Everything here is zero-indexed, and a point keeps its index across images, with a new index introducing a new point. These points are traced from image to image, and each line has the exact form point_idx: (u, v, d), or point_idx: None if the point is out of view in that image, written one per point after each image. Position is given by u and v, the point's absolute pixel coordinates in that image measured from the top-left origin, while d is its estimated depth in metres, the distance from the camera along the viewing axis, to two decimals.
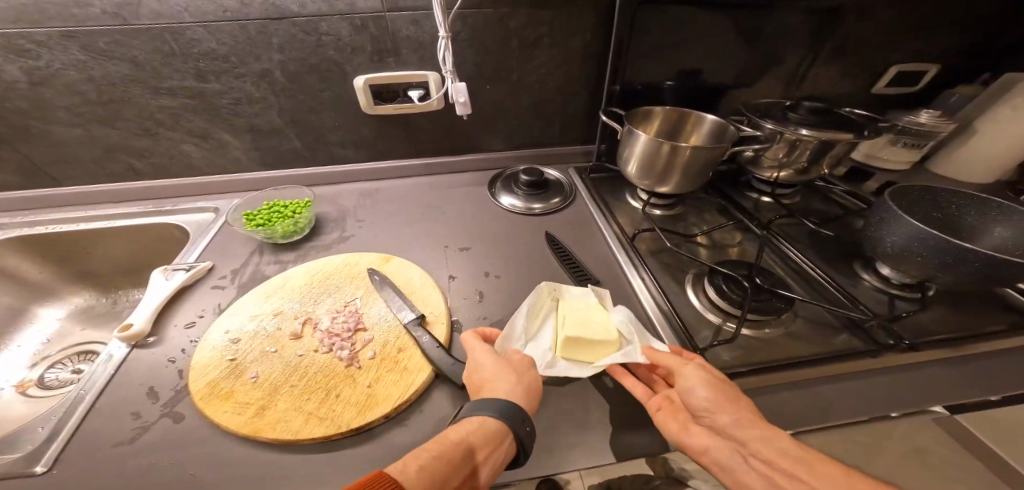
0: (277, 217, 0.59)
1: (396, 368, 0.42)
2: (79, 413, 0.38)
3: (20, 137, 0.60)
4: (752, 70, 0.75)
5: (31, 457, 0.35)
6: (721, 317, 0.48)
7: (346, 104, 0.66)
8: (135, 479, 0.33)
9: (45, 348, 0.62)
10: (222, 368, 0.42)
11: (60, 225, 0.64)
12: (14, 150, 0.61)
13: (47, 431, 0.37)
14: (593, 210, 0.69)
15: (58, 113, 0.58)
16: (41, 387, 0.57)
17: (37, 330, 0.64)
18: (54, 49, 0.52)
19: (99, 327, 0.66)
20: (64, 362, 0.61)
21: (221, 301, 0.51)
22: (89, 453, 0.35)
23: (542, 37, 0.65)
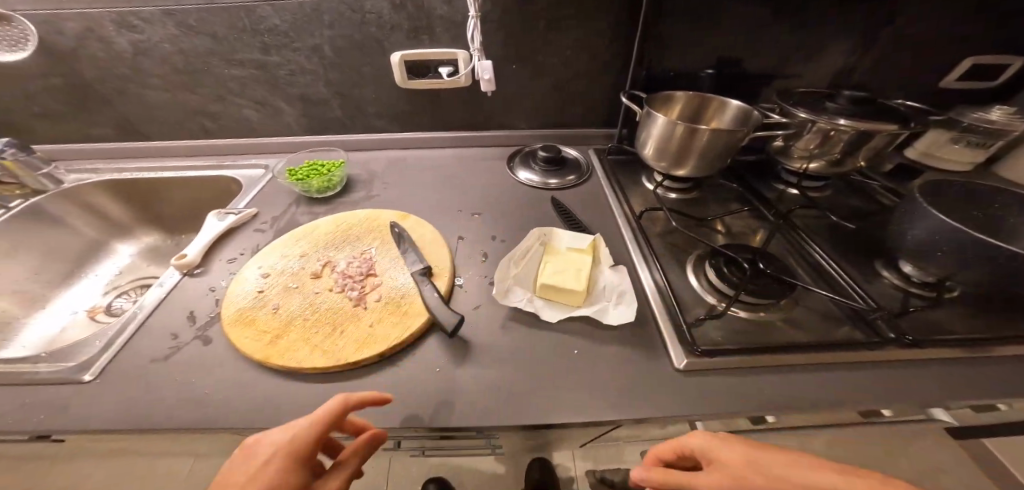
0: (315, 173, 0.66)
1: (396, 313, 0.47)
2: (130, 331, 0.46)
3: (123, 98, 0.72)
4: (795, 56, 0.70)
5: (86, 365, 0.42)
6: (719, 299, 0.46)
7: (384, 77, 0.72)
8: (174, 382, 0.41)
9: (112, 280, 0.74)
10: (250, 298, 0.48)
11: (146, 172, 0.76)
12: (117, 110, 0.73)
13: (101, 347, 0.45)
14: (607, 189, 0.69)
15: (153, 79, 0.69)
16: (107, 312, 0.69)
17: (113, 262, 0.77)
18: (156, 25, 0.62)
19: (161, 264, 0.78)
20: (129, 293, 0.73)
21: (259, 243, 0.57)
22: (131, 364, 0.43)
23: (571, 17, 0.66)
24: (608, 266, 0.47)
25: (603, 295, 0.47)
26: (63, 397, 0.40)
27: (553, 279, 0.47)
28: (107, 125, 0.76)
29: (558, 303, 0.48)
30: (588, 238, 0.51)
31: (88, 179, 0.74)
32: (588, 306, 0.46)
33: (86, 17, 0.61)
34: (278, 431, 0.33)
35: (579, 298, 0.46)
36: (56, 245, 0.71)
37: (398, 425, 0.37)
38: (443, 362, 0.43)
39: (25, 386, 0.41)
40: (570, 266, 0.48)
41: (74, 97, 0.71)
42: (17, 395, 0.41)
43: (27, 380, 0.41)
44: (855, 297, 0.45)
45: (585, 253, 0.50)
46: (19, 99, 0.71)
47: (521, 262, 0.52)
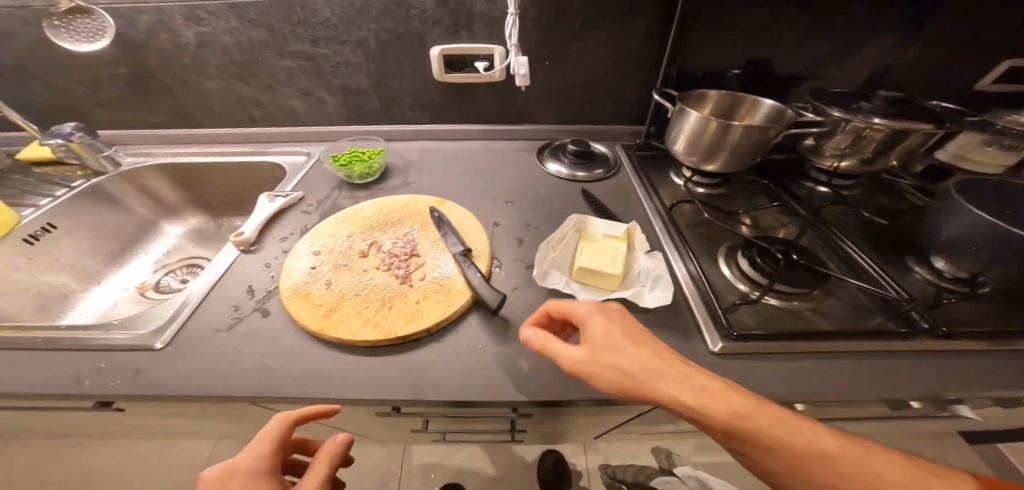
0: (356, 159, 0.70)
1: (441, 291, 0.49)
2: (194, 301, 0.49)
3: (182, 87, 0.75)
4: (828, 57, 0.71)
5: (156, 332, 0.45)
6: (751, 288, 0.48)
7: (423, 69, 0.75)
8: (240, 350, 0.44)
9: (160, 259, 0.79)
10: (303, 273, 0.51)
11: (195, 157, 0.80)
12: (175, 99, 0.77)
13: (168, 318, 0.47)
14: (635, 183, 0.71)
15: (209, 69, 0.72)
16: (156, 289, 0.74)
17: (162, 242, 0.81)
18: (219, 18, 0.65)
19: (205, 246, 0.83)
20: (176, 271, 0.78)
21: (306, 224, 0.61)
22: (197, 333, 0.46)
23: (609, 15, 0.67)
24: (644, 253, 0.49)
25: (639, 280, 0.48)
26: (138, 362, 0.43)
27: (590, 263, 0.49)
28: (163, 113, 0.79)
29: (594, 287, 0.49)
30: (622, 227, 0.53)
31: (144, 162, 0.78)
32: (624, 290, 0.48)
33: (162, 11, 0.64)
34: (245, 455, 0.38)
35: (615, 282, 0.48)
36: (112, 226, 0.75)
37: (451, 395, 0.40)
38: (487, 338, 0.46)
39: (100, 352, 0.44)
40: (606, 252, 0.50)
41: (132, 85, 0.75)
42: (93, 361, 0.43)
43: (102, 347, 0.44)
44: (887, 287, 0.46)
45: (621, 241, 0.51)
46: (80, 86, 0.75)
47: (558, 248, 0.54)
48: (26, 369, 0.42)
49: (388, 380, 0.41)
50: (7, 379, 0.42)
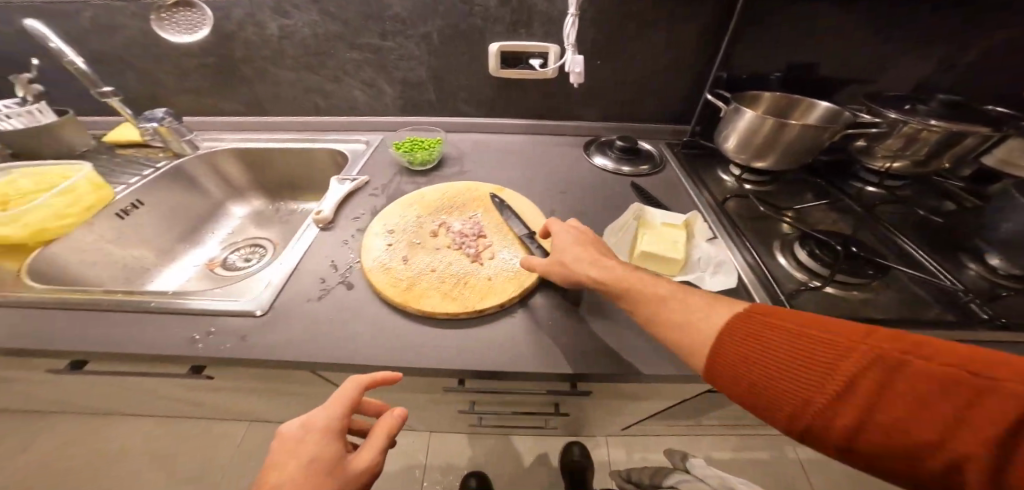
0: (417, 147, 0.74)
1: (510, 269, 0.53)
2: (285, 273, 0.53)
3: (258, 78, 0.81)
4: (879, 62, 0.72)
5: (256, 301, 0.49)
6: (809, 277, 0.50)
7: (480, 64, 0.79)
8: (333, 318, 0.49)
9: (224, 238, 0.85)
10: (383, 250, 0.55)
11: (262, 143, 0.85)
12: (251, 91, 0.83)
13: (261, 288, 0.51)
14: (683, 179, 0.74)
15: (284, 60, 0.78)
16: (224, 266, 0.80)
17: (228, 224, 0.87)
18: (301, 11, 0.71)
19: (265, 229, 0.89)
20: (240, 251, 0.83)
21: (376, 206, 0.65)
22: (291, 302, 0.50)
23: (666, 17, 0.69)
24: (705, 240, 0.52)
25: (699, 265, 0.51)
26: (243, 327, 0.47)
27: (652, 248, 0.52)
28: (236, 100, 0.85)
29: (655, 271, 0.52)
30: (680, 217, 0.56)
31: (218, 147, 0.84)
32: (684, 274, 0.51)
33: (254, 6, 0.70)
34: (319, 415, 0.38)
35: (676, 267, 0.51)
36: (186, 207, 0.81)
37: (531, 365, 0.43)
38: (556, 315, 0.49)
39: (207, 317, 0.48)
40: (669, 237, 0.53)
41: (209, 76, 0.80)
42: (201, 324, 0.47)
43: (206, 312, 0.48)
44: (945, 279, 0.49)
45: (680, 229, 0.54)
46: (163, 74, 0.81)
47: (617, 235, 0.57)
48: (143, 330, 0.47)
49: (471, 349, 0.45)
50: (129, 337, 0.46)
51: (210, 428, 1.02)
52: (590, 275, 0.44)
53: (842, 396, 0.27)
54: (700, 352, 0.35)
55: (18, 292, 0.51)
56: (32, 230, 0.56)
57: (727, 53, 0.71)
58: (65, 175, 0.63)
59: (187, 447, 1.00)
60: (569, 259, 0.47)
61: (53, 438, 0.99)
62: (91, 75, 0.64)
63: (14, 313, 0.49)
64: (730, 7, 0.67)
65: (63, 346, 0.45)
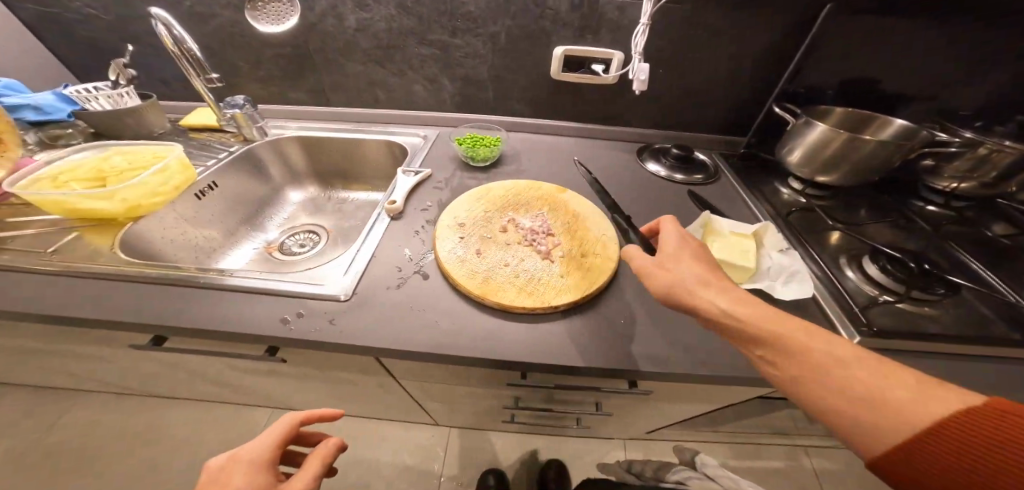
0: (479, 143, 0.77)
1: (580, 269, 0.54)
2: (363, 260, 0.55)
3: (327, 67, 0.87)
4: (957, 81, 0.70)
5: (339, 286, 0.51)
6: (879, 292, 0.52)
7: (541, 65, 0.81)
8: (412, 305, 0.50)
9: (284, 224, 0.91)
10: (457, 243, 0.57)
11: (327, 131, 0.92)
12: (318, 80, 0.90)
13: (340, 274, 0.53)
14: (738, 189, 0.75)
15: (357, 52, 0.83)
16: (280, 250, 0.85)
17: (286, 207, 0.94)
18: (379, 7, 0.75)
19: (316, 216, 0.94)
20: (294, 236, 0.89)
21: (441, 199, 0.68)
22: (373, 289, 0.52)
23: (739, 30, 0.70)
24: (776, 250, 0.52)
25: (768, 275, 0.52)
26: (330, 310, 0.49)
27: (721, 255, 0.53)
28: (300, 89, 0.92)
29: (723, 279, 0.53)
30: (749, 227, 0.56)
31: (284, 133, 0.91)
32: (753, 283, 0.51)
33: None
34: (252, 445, 0.40)
35: (743, 275, 0.52)
36: (251, 191, 0.88)
37: (611, 362, 0.45)
38: (628, 316, 0.50)
39: (294, 299, 0.50)
40: (739, 246, 0.54)
41: (283, 66, 0.87)
42: (289, 306, 0.49)
43: (294, 295, 0.50)
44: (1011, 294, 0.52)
45: (749, 239, 0.54)
46: (242, 62, 0.87)
47: None
48: (235, 308, 0.49)
49: (550, 343, 0.47)
50: (222, 313, 0.49)
51: (245, 408, 1.06)
52: (721, 307, 0.38)
53: (976, 469, 0.28)
54: (832, 401, 0.32)
55: (109, 268, 0.54)
56: (130, 206, 0.61)
57: (798, 67, 0.71)
58: (154, 155, 0.69)
59: (224, 424, 1.03)
60: (694, 285, 0.40)
61: (99, 407, 1.03)
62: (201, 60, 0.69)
63: (109, 286, 0.52)
64: (804, 22, 0.68)
65: (161, 319, 0.48)
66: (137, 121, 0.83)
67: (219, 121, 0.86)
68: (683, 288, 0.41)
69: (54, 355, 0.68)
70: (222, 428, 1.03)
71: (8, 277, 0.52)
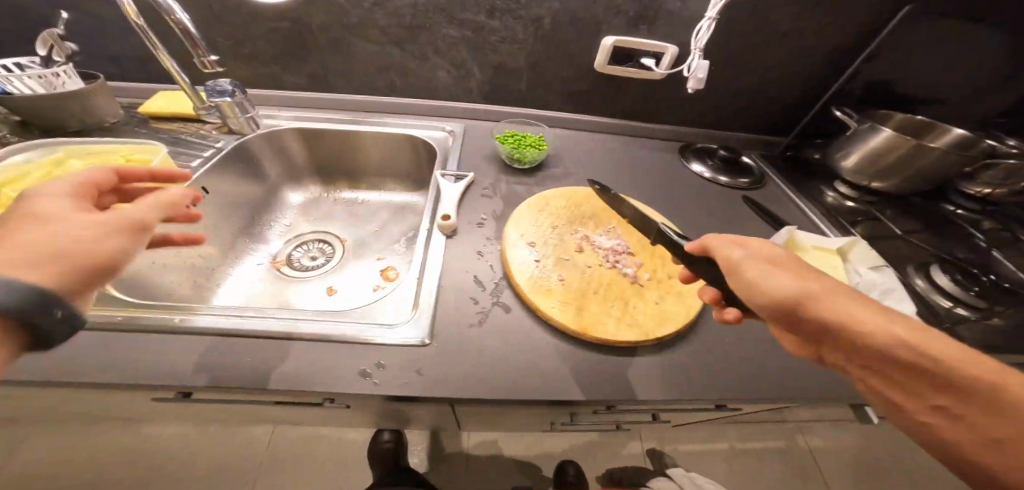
0: (523, 144, 0.70)
1: (672, 291, 0.50)
2: (432, 292, 0.48)
3: (333, 47, 0.75)
4: (994, 90, 0.72)
5: (413, 327, 0.44)
6: (951, 303, 0.53)
7: (585, 56, 0.74)
8: (501, 346, 0.44)
9: (290, 234, 0.79)
10: (534, 267, 0.51)
11: (333, 123, 0.80)
12: (321, 61, 0.77)
13: (408, 310, 0.46)
14: (787, 192, 0.75)
15: (372, 30, 0.71)
16: (289, 265, 0.73)
17: (287, 211, 0.82)
18: None
19: (323, 221, 0.82)
20: (302, 247, 0.77)
21: (496, 210, 0.61)
22: (452, 327, 0.45)
23: (804, 29, 0.66)
24: (866, 267, 0.51)
25: (858, 291, 0.51)
26: (408, 359, 0.41)
27: None
28: (297, 71, 0.79)
29: None
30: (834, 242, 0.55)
31: (280, 125, 0.78)
32: None
33: None
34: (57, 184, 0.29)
35: None
36: (245, 196, 0.74)
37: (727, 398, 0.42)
38: (727, 343, 0.48)
39: (360, 348, 0.42)
40: (828, 264, 0.52)
41: (280, 43, 0.74)
42: (363, 356, 0.41)
43: (365, 340, 0.42)
44: None
45: (836, 255, 0.53)
46: (224, 36, 0.72)
47: None
48: (294, 361, 0.40)
49: (662, 381, 0.43)
50: (275, 371, 0.39)
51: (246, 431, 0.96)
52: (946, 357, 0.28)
53: None
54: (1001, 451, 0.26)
55: (107, 315, 0.42)
56: None
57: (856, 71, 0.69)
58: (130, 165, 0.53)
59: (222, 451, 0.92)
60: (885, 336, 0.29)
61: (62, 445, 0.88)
62: (195, 38, 0.52)
63: (112, 342, 0.40)
64: (869, 24, 0.65)
65: (200, 382, 0.38)
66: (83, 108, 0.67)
67: (196, 110, 0.71)
68: (853, 322, 0.30)
69: (22, 411, 0.55)
70: (220, 457, 0.92)
71: None
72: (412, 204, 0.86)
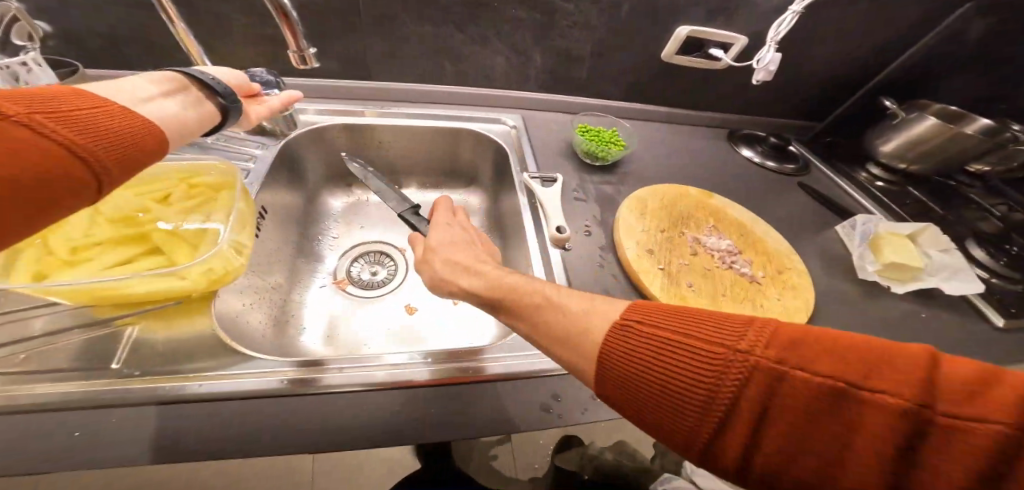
0: (602, 140, 0.67)
1: (787, 285, 0.53)
2: None
3: (380, 29, 0.65)
4: None
5: None
6: (988, 272, 0.63)
7: (654, 45, 0.71)
8: None
9: (341, 248, 0.71)
10: (660, 275, 0.52)
11: (379, 117, 0.71)
12: (363, 44, 0.67)
13: None
14: (830, 176, 0.81)
15: (430, 9, 0.63)
16: (353, 283, 0.66)
17: (333, 220, 0.73)
18: None
19: (374, 228, 0.75)
20: (360, 261, 0.70)
21: (595, 216, 0.60)
22: None
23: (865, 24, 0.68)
24: (936, 250, 0.60)
25: (932, 271, 0.59)
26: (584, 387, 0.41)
27: (899, 255, 0.58)
28: (333, 57, 0.68)
29: (899, 278, 0.59)
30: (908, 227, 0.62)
31: (321, 123, 0.68)
32: (922, 280, 0.58)
33: None
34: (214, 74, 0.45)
35: (918, 272, 0.58)
36: (290, 208, 0.65)
37: None
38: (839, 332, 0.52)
39: (533, 381, 0.40)
40: (910, 245, 0.59)
41: (315, 23, 0.62)
42: (536, 389, 0.40)
43: (536, 373, 0.40)
44: None
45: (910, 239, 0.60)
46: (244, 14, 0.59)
47: (852, 243, 0.62)
48: (475, 404, 0.38)
49: None
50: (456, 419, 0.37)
51: None
52: (463, 290, 0.37)
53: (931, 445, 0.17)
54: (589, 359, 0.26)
55: (245, 375, 0.36)
56: (214, 276, 0.37)
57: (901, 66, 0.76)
58: (187, 188, 0.42)
59: None
60: (488, 303, 0.35)
61: None
62: (298, 25, 0.37)
63: (271, 406, 0.34)
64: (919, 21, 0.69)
65: (384, 441, 0.35)
66: None
67: None
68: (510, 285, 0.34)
69: None
70: None
71: (67, 419, 0.31)
72: (463, 203, 0.79)
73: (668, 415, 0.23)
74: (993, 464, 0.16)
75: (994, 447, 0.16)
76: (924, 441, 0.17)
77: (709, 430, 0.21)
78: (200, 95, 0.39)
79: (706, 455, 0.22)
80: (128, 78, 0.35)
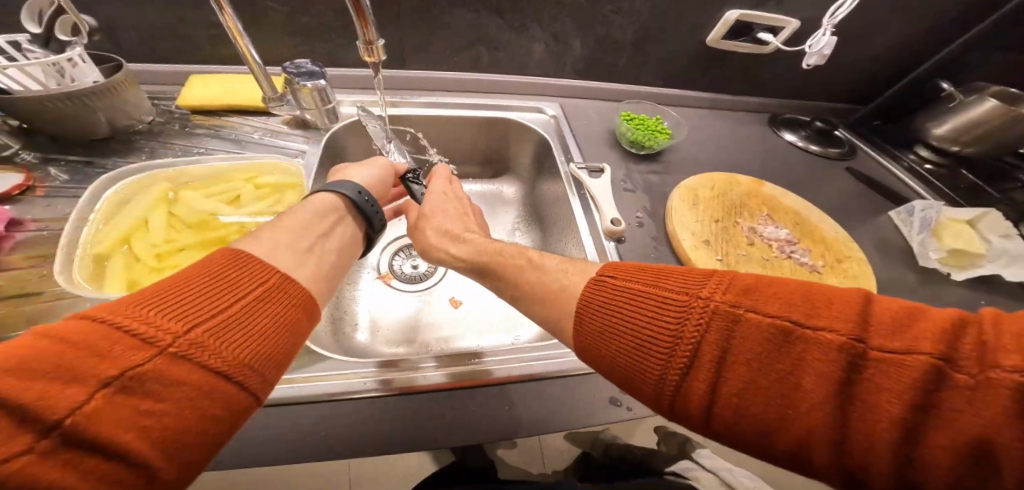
0: (646, 129, 0.66)
1: (848, 275, 0.52)
2: None
3: (418, 16, 0.63)
4: None
5: None
6: None
7: (699, 29, 0.69)
8: None
9: (381, 242, 0.70)
10: (720, 266, 0.51)
11: (415, 108, 0.69)
12: (399, 32, 0.64)
13: None
14: (876, 160, 0.79)
15: None
16: (398, 277, 0.66)
17: None
18: None
19: None
20: (402, 255, 0.69)
21: (644, 207, 0.60)
22: None
23: None
24: (999, 235, 0.58)
25: (995, 257, 0.58)
26: None
27: (958, 241, 0.57)
28: None
29: (958, 264, 0.58)
30: (968, 212, 0.61)
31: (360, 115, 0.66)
32: (983, 266, 0.57)
33: None
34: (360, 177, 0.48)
35: (979, 258, 0.57)
36: None
37: None
38: None
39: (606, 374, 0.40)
40: (969, 231, 0.58)
41: None
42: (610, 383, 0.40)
43: None
44: None
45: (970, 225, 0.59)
46: None
47: (908, 230, 0.62)
48: (553, 399, 0.39)
49: None
50: (536, 416, 0.38)
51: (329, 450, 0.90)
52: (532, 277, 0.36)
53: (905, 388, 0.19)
54: (593, 326, 0.29)
55: (334, 377, 0.38)
56: None
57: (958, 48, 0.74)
58: (254, 187, 0.51)
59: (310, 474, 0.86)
60: (503, 273, 0.38)
61: None
62: (368, 14, 0.37)
63: (364, 406, 0.37)
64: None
65: (469, 438, 0.36)
66: (114, 108, 0.52)
67: (266, 100, 0.58)
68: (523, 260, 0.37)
69: None
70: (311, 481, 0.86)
71: None
72: (500, 193, 0.78)
73: (665, 375, 0.24)
74: (926, 392, 0.18)
75: (922, 373, 0.18)
76: (861, 374, 0.20)
77: (677, 375, 0.24)
78: (354, 225, 0.42)
79: (675, 405, 0.25)
80: (303, 214, 0.37)
